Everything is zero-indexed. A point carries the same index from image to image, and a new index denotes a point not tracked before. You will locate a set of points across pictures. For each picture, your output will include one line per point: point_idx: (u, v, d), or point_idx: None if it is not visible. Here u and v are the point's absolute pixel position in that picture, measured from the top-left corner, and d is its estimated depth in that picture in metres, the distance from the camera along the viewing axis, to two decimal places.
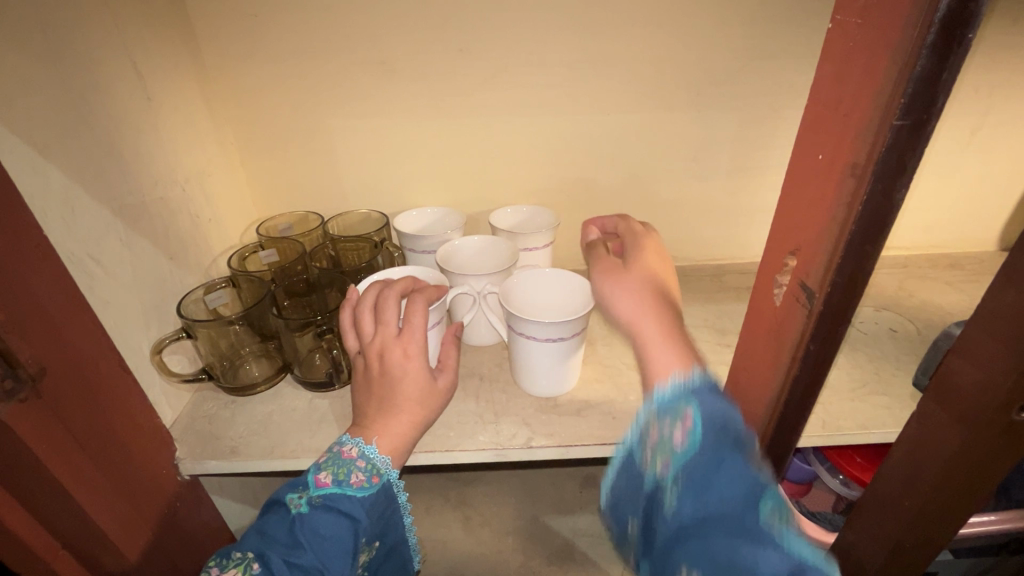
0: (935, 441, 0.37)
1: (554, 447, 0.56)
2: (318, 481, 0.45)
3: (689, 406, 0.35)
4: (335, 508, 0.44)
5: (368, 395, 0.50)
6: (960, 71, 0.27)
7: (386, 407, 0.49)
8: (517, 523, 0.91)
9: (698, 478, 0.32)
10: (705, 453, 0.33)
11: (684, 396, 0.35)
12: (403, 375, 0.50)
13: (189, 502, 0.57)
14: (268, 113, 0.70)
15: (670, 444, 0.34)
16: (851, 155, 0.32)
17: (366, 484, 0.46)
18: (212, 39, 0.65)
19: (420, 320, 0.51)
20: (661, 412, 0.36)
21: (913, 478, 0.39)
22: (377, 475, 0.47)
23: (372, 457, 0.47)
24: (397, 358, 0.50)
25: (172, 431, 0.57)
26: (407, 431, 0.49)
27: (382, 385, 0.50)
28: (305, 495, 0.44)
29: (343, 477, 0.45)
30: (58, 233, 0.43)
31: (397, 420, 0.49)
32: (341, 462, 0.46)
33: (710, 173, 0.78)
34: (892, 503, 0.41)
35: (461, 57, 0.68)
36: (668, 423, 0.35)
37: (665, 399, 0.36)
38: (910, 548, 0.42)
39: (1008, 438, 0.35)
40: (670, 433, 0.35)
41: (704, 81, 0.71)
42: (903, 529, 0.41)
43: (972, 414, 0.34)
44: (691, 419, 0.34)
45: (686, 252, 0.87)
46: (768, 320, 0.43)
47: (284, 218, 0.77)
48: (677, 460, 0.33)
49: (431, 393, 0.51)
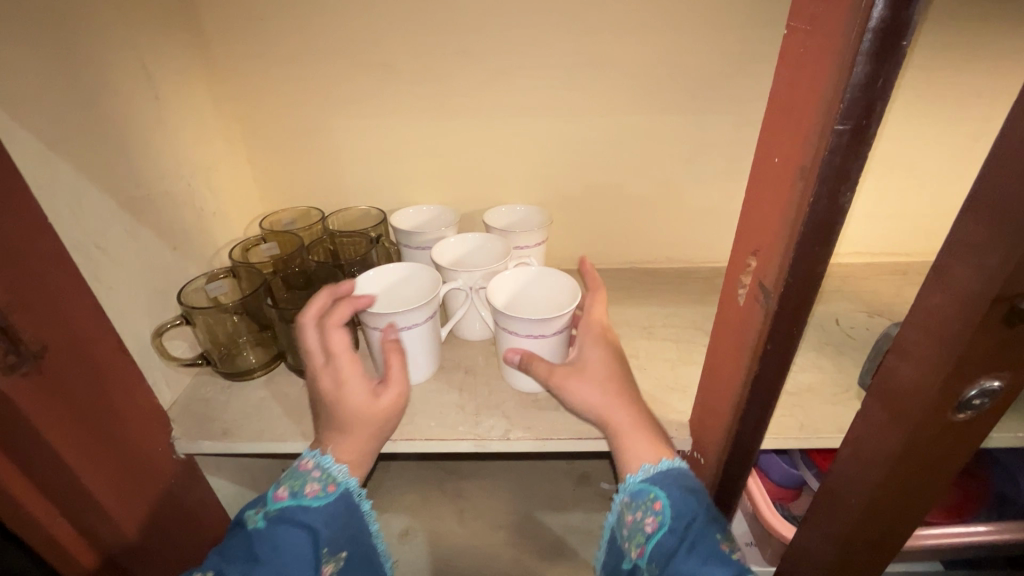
0: (874, 437, 0.32)
1: (531, 440, 0.57)
2: (276, 496, 0.48)
3: (656, 494, 0.47)
4: (293, 519, 0.47)
5: (320, 420, 0.53)
6: (897, 76, 0.28)
7: (335, 432, 0.51)
8: (510, 518, 0.92)
9: (667, 557, 0.44)
10: (670, 541, 0.45)
11: (652, 486, 0.48)
12: (338, 401, 0.51)
13: (184, 480, 0.60)
14: (273, 111, 0.73)
15: (643, 530, 0.47)
16: (800, 159, 0.32)
17: (323, 494, 0.49)
18: (220, 40, 0.68)
19: (341, 344, 0.52)
20: (635, 500, 0.48)
21: (849, 484, 0.35)
22: (333, 483, 0.50)
23: (327, 467, 0.50)
24: (328, 386, 0.51)
25: (171, 411, 0.60)
26: (363, 447, 0.52)
27: (326, 412, 0.52)
28: (262, 510, 0.48)
29: (298, 489, 0.49)
30: (64, 222, 0.47)
31: (348, 440, 0.51)
32: (298, 475, 0.50)
33: (706, 176, 0.79)
34: (830, 510, 0.37)
35: (459, 60, 0.70)
36: (642, 511, 0.48)
37: (635, 489, 0.49)
38: (850, 555, 0.38)
39: (947, 439, 0.30)
40: (643, 519, 0.47)
41: (698, 85, 0.71)
42: (834, 533, 0.37)
43: (917, 414, 0.29)
44: (658, 505, 0.47)
45: (683, 254, 0.87)
46: (732, 321, 0.43)
47: (286, 214, 0.80)
48: (649, 543, 0.46)
49: (377, 410, 0.52)
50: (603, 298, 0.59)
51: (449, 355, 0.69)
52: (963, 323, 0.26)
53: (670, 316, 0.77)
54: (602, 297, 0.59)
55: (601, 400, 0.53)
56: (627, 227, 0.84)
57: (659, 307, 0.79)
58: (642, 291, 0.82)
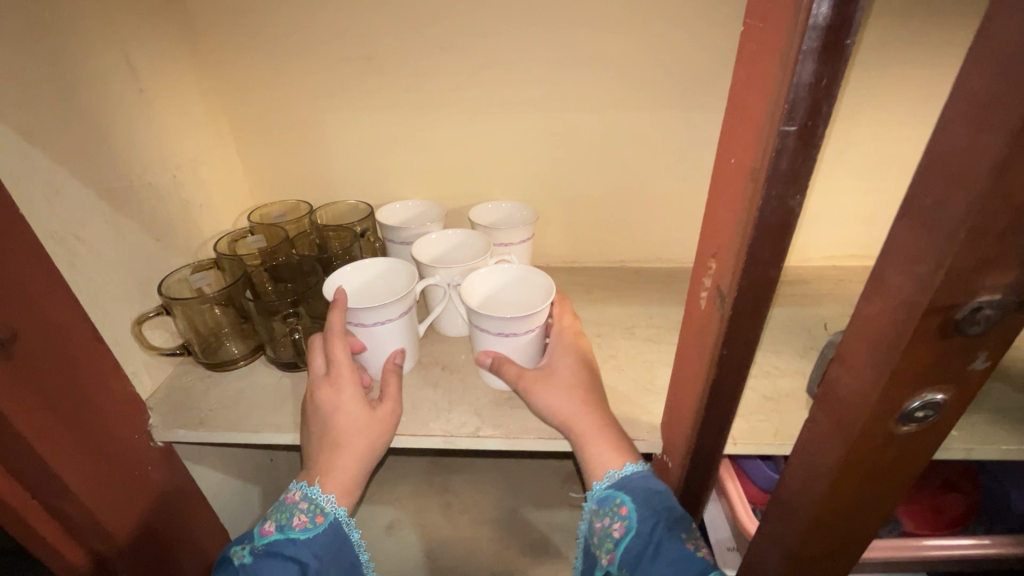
0: (817, 445, 0.31)
1: (500, 438, 0.57)
2: (263, 531, 0.51)
3: (622, 499, 0.48)
4: (280, 553, 0.49)
5: (313, 436, 0.54)
6: (842, 77, 0.27)
7: (330, 445, 0.53)
8: (496, 513, 0.93)
9: (634, 562, 0.46)
10: (637, 545, 0.46)
11: (617, 492, 0.49)
12: (336, 412, 0.54)
13: (163, 466, 0.61)
14: (261, 106, 0.74)
15: (612, 536, 0.48)
16: (749, 162, 0.32)
17: (310, 525, 0.51)
18: (209, 34, 0.69)
19: (343, 356, 0.55)
20: (602, 507, 0.50)
21: (799, 493, 0.34)
22: (320, 514, 0.51)
23: (314, 498, 0.52)
24: (326, 393, 0.54)
25: (151, 399, 0.61)
26: (354, 463, 0.53)
27: (323, 425, 0.54)
28: (250, 546, 0.50)
29: (286, 522, 0.51)
30: (40, 213, 0.48)
31: (342, 454, 0.52)
32: (286, 508, 0.52)
33: (696, 175, 0.78)
34: (783, 518, 0.36)
35: (444, 55, 0.70)
36: (609, 517, 0.49)
37: (602, 495, 0.50)
38: (807, 564, 0.37)
39: (893, 450, 0.30)
40: (611, 525, 0.48)
41: (686, 82, 0.70)
42: (789, 543, 0.36)
43: (856, 427, 0.28)
44: (624, 510, 0.48)
45: (673, 254, 0.86)
46: (694, 324, 0.42)
47: (276, 206, 0.81)
48: (619, 549, 0.47)
49: (372, 422, 0.54)
50: (570, 313, 0.61)
51: (428, 351, 0.69)
52: (898, 334, 0.25)
53: (655, 316, 0.76)
54: (569, 312, 0.61)
55: (565, 406, 0.53)
56: (616, 225, 0.83)
57: (645, 307, 0.78)
58: (630, 291, 0.81)
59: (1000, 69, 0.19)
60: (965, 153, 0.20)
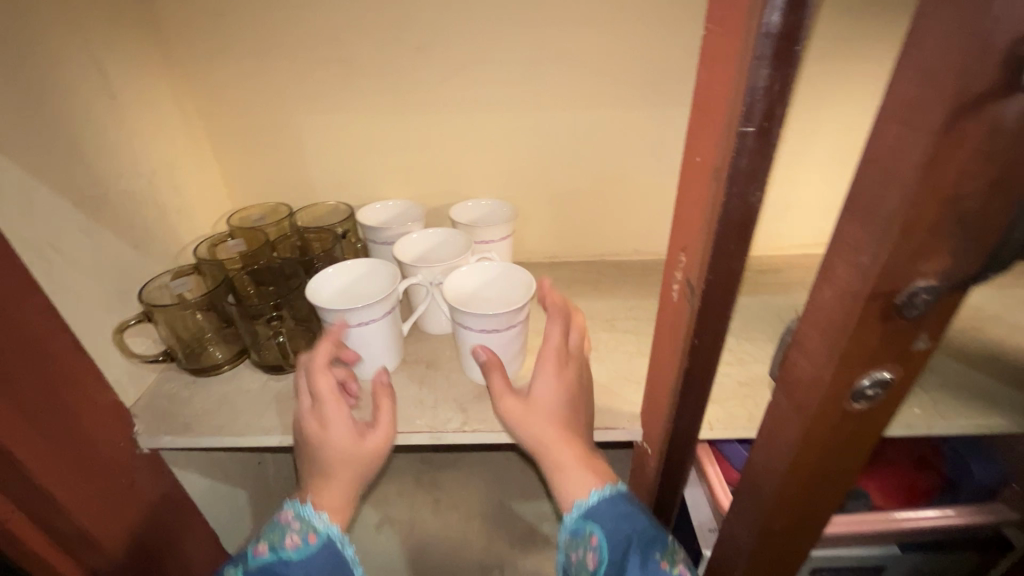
0: (779, 424, 0.33)
1: (486, 432, 0.58)
2: (257, 550, 0.52)
3: (592, 530, 0.48)
4: None
5: (306, 462, 0.54)
6: (792, 81, 0.29)
7: (322, 475, 0.53)
8: (484, 507, 0.94)
9: None
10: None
11: (587, 524, 0.48)
12: (325, 445, 0.52)
13: (149, 473, 0.61)
14: (236, 109, 0.74)
15: (588, 568, 0.48)
16: (711, 160, 0.33)
17: (303, 545, 0.52)
18: (179, 37, 0.68)
19: (328, 389, 0.53)
20: (575, 537, 0.50)
21: (766, 471, 0.36)
22: (312, 533, 0.52)
23: (305, 517, 0.52)
24: (313, 430, 0.52)
25: (134, 407, 0.61)
26: (346, 491, 0.53)
27: (314, 456, 0.53)
28: (244, 565, 0.51)
29: (279, 542, 0.52)
30: (15, 223, 0.47)
31: (334, 485, 0.52)
32: (278, 528, 0.53)
33: (670, 169, 0.79)
34: (753, 496, 0.38)
35: (419, 56, 0.70)
36: (582, 549, 0.49)
37: (573, 527, 0.50)
38: (776, 538, 0.39)
39: (849, 427, 0.32)
40: (584, 556, 0.48)
41: (657, 80, 0.72)
42: (759, 519, 0.38)
43: (812, 405, 0.30)
44: (594, 542, 0.48)
45: (650, 247, 0.88)
46: (667, 315, 0.44)
47: (255, 210, 0.80)
48: None
49: (362, 454, 0.53)
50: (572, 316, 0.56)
51: (412, 349, 0.70)
52: (847, 318, 0.27)
53: (633, 309, 0.78)
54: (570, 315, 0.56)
55: (539, 441, 0.51)
56: (593, 221, 0.85)
57: (623, 299, 0.80)
58: (609, 284, 0.83)
59: (923, 75, 0.20)
60: (898, 152, 0.22)
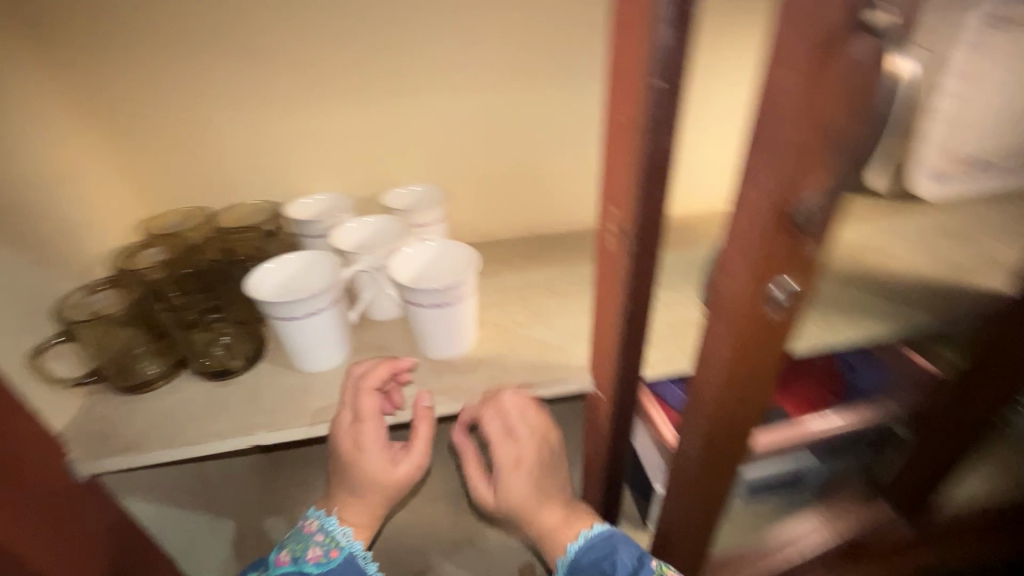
0: (713, 338, 0.39)
1: (449, 402, 0.61)
2: (280, 558, 0.58)
3: None
4: None
5: (338, 476, 0.60)
6: (687, 39, 0.34)
7: (352, 489, 0.59)
8: (447, 486, 0.92)
9: None
10: None
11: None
12: (360, 462, 0.58)
13: (89, 503, 0.56)
14: (133, 108, 0.69)
15: None
16: (628, 115, 0.38)
17: (324, 558, 0.58)
18: (55, 31, 0.62)
19: (370, 409, 0.57)
20: None
21: (708, 380, 0.41)
22: (334, 547, 0.58)
23: (329, 530, 0.59)
24: (350, 448, 0.57)
25: (66, 434, 0.57)
26: (369, 512, 0.59)
27: (347, 471, 0.59)
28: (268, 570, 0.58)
29: (301, 553, 0.58)
30: None
31: (361, 501, 0.59)
32: (303, 537, 0.59)
33: (587, 142, 0.84)
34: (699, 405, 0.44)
35: (331, 42, 0.70)
36: None
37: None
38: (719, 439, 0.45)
39: (769, 328, 0.38)
40: None
41: (566, 58, 0.77)
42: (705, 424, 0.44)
43: (738, 315, 0.36)
44: None
45: (578, 217, 0.93)
46: (603, 264, 0.48)
47: (172, 215, 0.75)
48: None
49: (392, 477, 0.59)
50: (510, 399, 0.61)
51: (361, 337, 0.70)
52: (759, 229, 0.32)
53: (568, 275, 0.82)
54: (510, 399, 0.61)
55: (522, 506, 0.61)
56: (522, 197, 0.89)
57: (559, 268, 0.84)
58: (544, 256, 0.87)
59: (789, 20, 0.26)
60: (777, 86, 0.27)
